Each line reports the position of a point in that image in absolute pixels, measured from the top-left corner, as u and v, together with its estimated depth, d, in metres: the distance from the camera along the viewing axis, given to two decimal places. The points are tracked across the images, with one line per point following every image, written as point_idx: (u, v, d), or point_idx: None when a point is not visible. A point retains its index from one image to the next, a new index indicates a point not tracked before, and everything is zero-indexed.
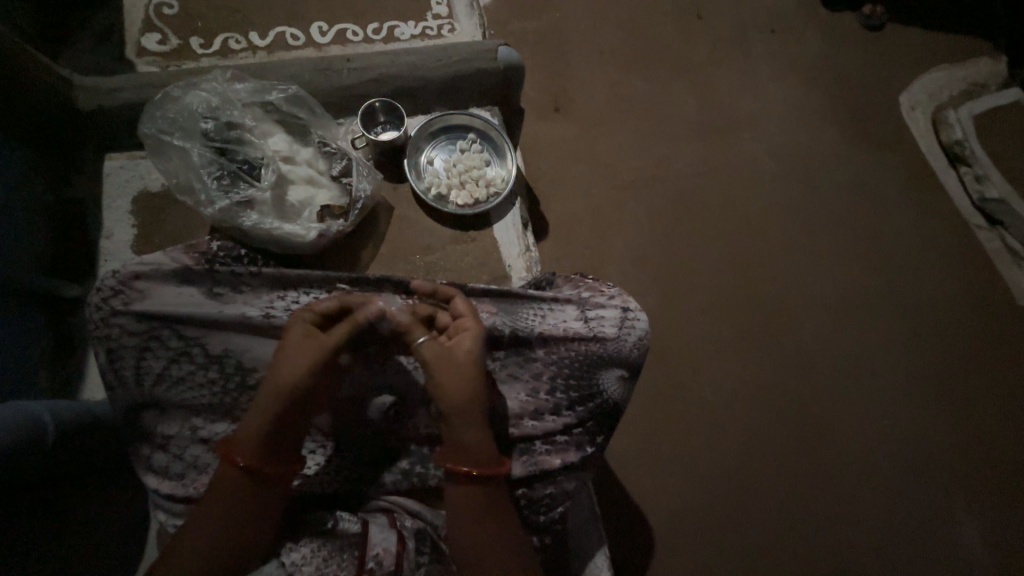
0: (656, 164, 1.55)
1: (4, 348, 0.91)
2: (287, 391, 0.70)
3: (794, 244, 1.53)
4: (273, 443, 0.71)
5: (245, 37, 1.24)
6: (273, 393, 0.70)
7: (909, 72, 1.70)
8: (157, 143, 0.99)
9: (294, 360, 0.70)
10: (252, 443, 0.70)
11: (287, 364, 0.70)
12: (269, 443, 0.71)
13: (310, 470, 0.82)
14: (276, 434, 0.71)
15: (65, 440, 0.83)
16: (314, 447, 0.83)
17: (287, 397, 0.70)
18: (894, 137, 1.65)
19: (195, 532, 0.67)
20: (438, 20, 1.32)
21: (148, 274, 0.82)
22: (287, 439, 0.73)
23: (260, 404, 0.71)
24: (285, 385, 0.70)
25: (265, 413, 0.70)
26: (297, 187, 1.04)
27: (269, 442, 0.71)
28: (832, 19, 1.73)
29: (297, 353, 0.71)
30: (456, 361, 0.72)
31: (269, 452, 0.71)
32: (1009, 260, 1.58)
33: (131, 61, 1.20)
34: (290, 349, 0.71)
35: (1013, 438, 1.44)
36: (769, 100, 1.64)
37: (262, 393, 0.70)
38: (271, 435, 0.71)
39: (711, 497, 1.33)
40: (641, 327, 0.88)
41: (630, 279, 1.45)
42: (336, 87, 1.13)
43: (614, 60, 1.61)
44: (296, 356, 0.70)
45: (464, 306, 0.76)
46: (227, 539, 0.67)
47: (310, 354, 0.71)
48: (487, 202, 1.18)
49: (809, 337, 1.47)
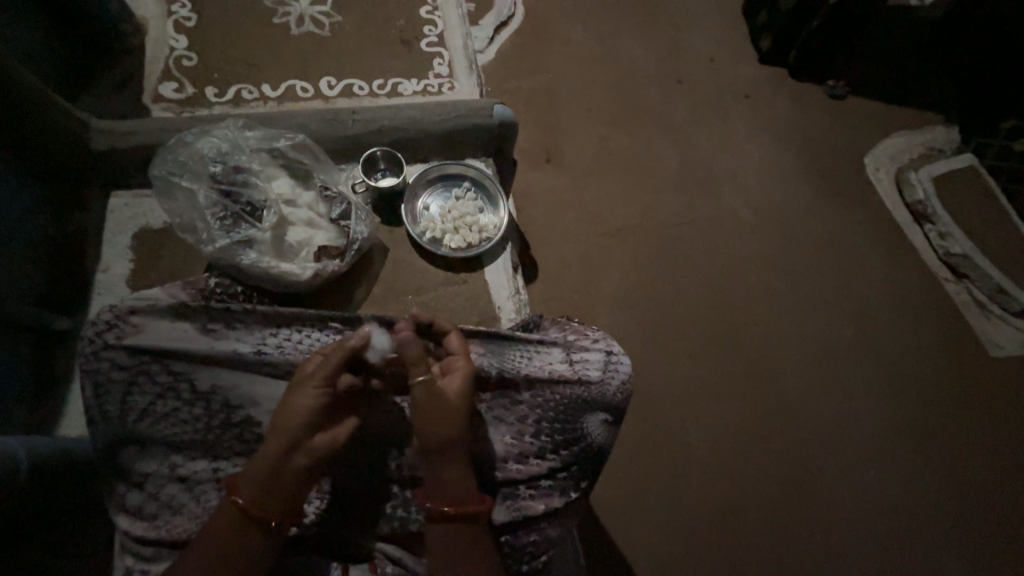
0: (640, 213, 1.64)
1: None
2: (293, 428, 0.70)
3: (772, 291, 1.60)
4: (276, 487, 0.69)
5: (257, 88, 1.33)
6: (284, 437, 0.69)
7: (870, 138, 1.86)
8: (166, 184, 1.04)
9: (303, 394, 0.71)
10: (252, 482, 0.69)
11: (293, 405, 0.71)
12: (273, 484, 0.69)
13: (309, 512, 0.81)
14: (283, 473, 0.69)
15: (37, 479, 0.81)
16: (315, 495, 0.82)
17: (293, 437, 0.69)
18: (860, 194, 1.77)
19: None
20: (439, 78, 1.43)
21: (144, 309, 0.83)
22: (291, 484, 0.70)
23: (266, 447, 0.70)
24: (290, 424, 0.70)
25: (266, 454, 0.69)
26: (296, 228, 1.08)
27: (270, 485, 0.69)
28: (799, 88, 1.90)
29: (302, 393, 0.71)
30: (449, 396, 0.73)
31: (272, 494, 0.69)
32: (976, 311, 1.66)
33: (147, 106, 1.27)
34: (295, 393, 0.72)
35: (993, 486, 1.45)
36: (745, 158, 1.77)
37: (270, 441, 0.70)
38: (272, 478, 0.69)
39: (699, 548, 1.31)
40: (624, 370, 0.90)
41: (616, 321, 1.50)
42: (340, 136, 1.20)
43: (601, 118, 1.74)
44: (304, 390, 0.71)
45: (456, 346, 0.80)
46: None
47: (315, 395, 0.71)
48: (479, 246, 1.24)
49: (790, 382, 1.50)
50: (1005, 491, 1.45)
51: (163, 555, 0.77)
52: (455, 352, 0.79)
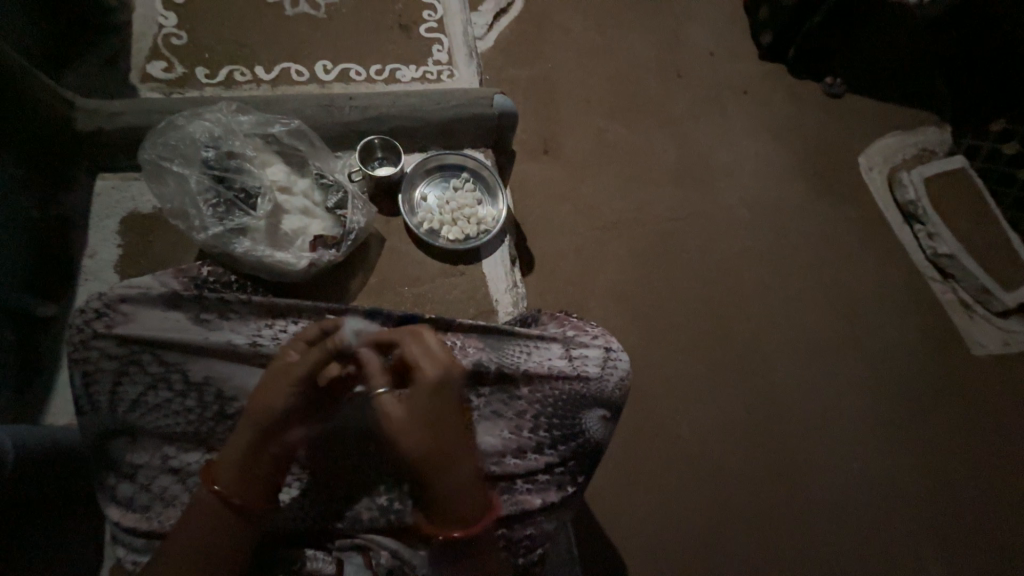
0: (637, 207, 1.63)
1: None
2: (264, 420, 0.69)
3: (765, 287, 1.62)
4: (249, 477, 0.69)
5: (250, 70, 1.29)
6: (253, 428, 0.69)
7: (866, 137, 1.87)
8: (156, 168, 1.01)
9: (281, 381, 0.70)
10: (230, 472, 0.68)
11: (267, 393, 0.70)
12: (248, 473, 0.68)
13: (287, 500, 0.81)
14: (255, 462, 0.69)
15: (23, 469, 0.79)
16: (290, 479, 0.82)
17: (263, 430, 0.69)
18: (854, 193, 1.79)
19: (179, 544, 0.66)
20: (438, 65, 1.40)
21: (134, 297, 0.81)
22: (266, 473, 0.70)
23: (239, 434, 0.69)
24: (264, 417, 0.69)
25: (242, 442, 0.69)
26: (292, 216, 1.05)
27: (248, 475, 0.68)
28: (798, 85, 1.90)
29: (274, 382, 0.70)
30: (419, 408, 0.70)
31: (246, 485, 0.68)
32: (960, 309, 1.69)
33: (135, 85, 1.23)
34: (271, 377, 0.71)
35: (969, 477, 1.50)
36: (742, 155, 1.77)
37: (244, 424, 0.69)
38: (257, 457, 0.69)
39: (687, 537, 1.33)
40: (622, 367, 0.91)
41: (611, 314, 1.50)
42: (337, 123, 1.17)
43: (600, 109, 1.72)
44: (282, 377, 0.70)
45: (418, 355, 0.72)
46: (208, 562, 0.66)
47: (291, 382, 0.70)
48: (477, 238, 1.22)
49: (779, 377, 1.52)
50: (980, 482, 1.50)
51: (155, 546, 0.77)
52: (422, 361, 0.72)
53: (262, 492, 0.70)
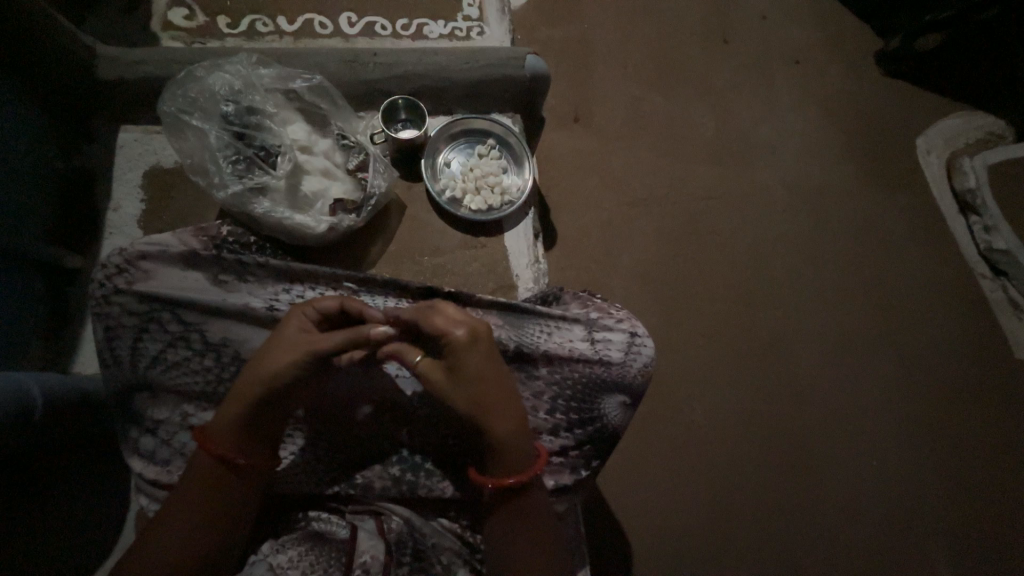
0: (668, 183, 1.54)
1: (16, 314, 0.93)
2: (268, 385, 0.66)
3: (798, 274, 1.53)
4: (250, 436, 0.68)
5: (272, 20, 1.23)
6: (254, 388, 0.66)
7: (928, 116, 1.70)
8: (175, 122, 0.99)
9: (284, 352, 0.67)
10: (227, 433, 0.67)
11: (278, 359, 0.66)
12: (253, 436, 0.68)
13: (286, 461, 0.81)
14: (253, 425, 0.67)
15: (52, 414, 0.81)
16: (290, 440, 0.82)
17: (260, 401, 0.66)
18: (907, 177, 1.65)
19: (179, 503, 0.66)
20: (468, 22, 1.31)
21: (154, 255, 0.81)
22: (266, 431, 0.69)
23: (240, 395, 0.67)
24: (271, 384, 0.66)
25: (243, 397, 0.66)
26: (311, 177, 1.02)
27: (247, 434, 0.68)
28: (858, 57, 1.73)
29: (282, 349, 0.67)
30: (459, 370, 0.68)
31: (245, 443, 0.68)
32: (1009, 311, 1.57)
33: (156, 33, 1.19)
34: (283, 343, 0.67)
35: (995, 483, 1.43)
36: (788, 131, 1.63)
37: (242, 382, 0.67)
38: (256, 420, 0.67)
39: (693, 520, 1.32)
40: (647, 353, 0.87)
41: (633, 294, 1.45)
42: (360, 80, 1.11)
43: (636, 75, 1.60)
44: (287, 348, 0.67)
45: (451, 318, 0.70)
46: (201, 529, 0.65)
47: (305, 346, 0.67)
48: (500, 209, 1.17)
49: (804, 369, 1.46)
50: (1007, 489, 1.43)
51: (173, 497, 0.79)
52: (447, 327, 0.69)
53: (266, 448, 0.71)
